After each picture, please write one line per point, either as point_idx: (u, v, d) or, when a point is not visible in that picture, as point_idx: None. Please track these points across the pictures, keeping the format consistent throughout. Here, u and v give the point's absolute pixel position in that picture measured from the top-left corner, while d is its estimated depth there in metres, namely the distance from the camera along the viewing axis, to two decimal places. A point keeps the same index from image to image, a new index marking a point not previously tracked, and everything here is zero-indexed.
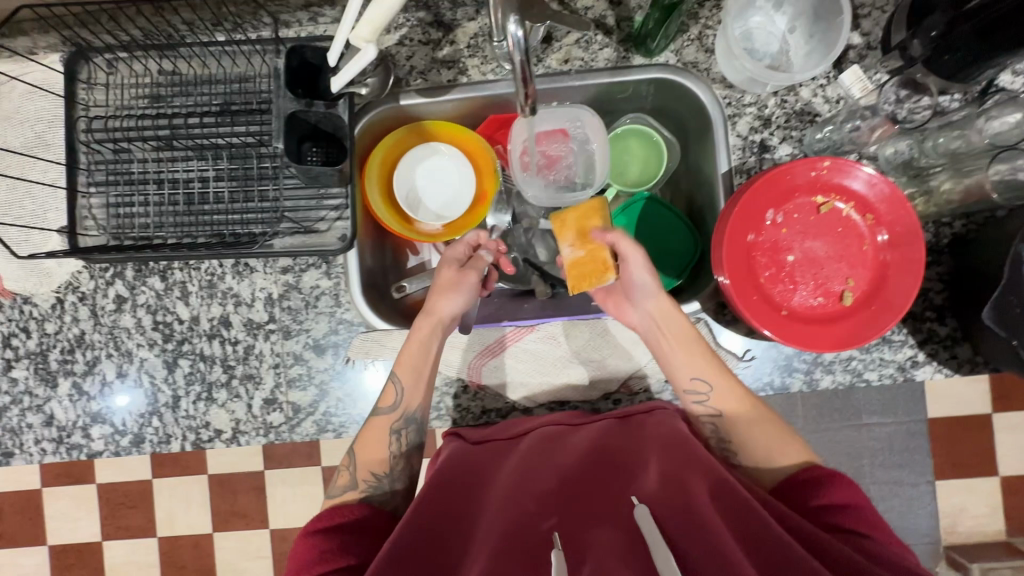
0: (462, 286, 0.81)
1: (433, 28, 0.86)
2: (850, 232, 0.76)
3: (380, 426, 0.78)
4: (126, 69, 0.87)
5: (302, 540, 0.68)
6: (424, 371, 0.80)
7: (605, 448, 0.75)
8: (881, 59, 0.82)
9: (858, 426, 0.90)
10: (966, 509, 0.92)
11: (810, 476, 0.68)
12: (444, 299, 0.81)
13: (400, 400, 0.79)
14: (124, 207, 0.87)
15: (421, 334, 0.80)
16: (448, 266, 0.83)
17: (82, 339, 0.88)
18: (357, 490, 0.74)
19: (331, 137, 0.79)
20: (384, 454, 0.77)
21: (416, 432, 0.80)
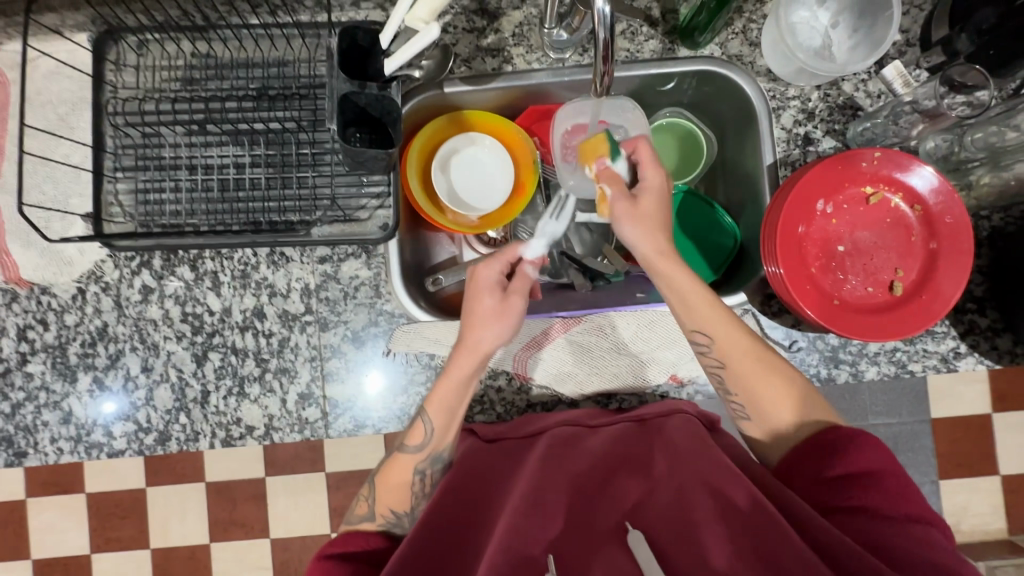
0: (508, 318, 0.74)
1: (477, 16, 0.85)
2: (898, 223, 0.77)
3: (405, 465, 0.73)
4: (159, 50, 0.84)
5: (316, 563, 0.65)
6: (458, 408, 0.75)
7: (622, 447, 0.74)
8: (922, 55, 0.83)
9: (864, 426, 0.86)
10: (968, 507, 0.89)
11: (825, 439, 0.65)
12: (487, 333, 0.73)
13: (428, 439, 0.74)
14: (153, 193, 0.83)
15: (460, 373, 0.74)
16: (488, 296, 0.74)
17: (105, 331, 0.84)
18: (375, 523, 0.72)
19: (377, 121, 0.75)
20: (405, 494, 0.74)
21: (442, 472, 0.75)
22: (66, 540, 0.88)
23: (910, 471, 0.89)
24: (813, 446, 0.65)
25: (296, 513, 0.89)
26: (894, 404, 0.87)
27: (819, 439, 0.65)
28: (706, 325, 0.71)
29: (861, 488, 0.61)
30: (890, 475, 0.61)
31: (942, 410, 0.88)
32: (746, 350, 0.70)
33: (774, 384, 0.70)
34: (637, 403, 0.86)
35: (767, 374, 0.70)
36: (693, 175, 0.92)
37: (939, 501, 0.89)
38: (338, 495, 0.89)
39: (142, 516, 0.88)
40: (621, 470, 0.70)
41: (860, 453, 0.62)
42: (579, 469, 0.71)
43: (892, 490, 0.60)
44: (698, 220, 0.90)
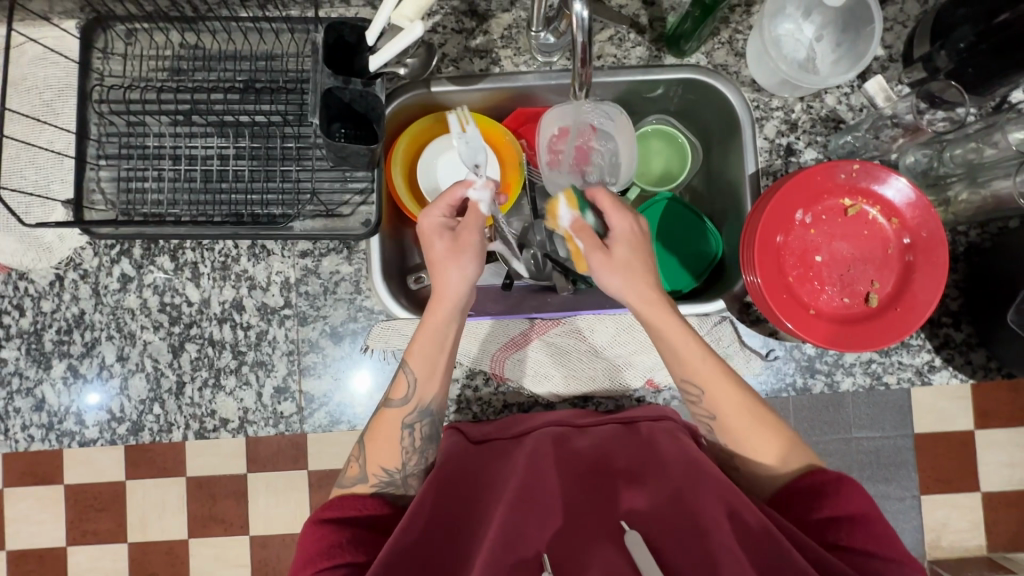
0: (470, 256, 0.72)
1: (466, 17, 0.86)
2: (875, 235, 0.78)
3: (392, 419, 0.72)
4: (147, 40, 0.84)
5: (311, 529, 0.64)
6: (439, 359, 0.73)
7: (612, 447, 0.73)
8: (903, 71, 0.84)
9: (847, 440, 0.87)
10: (950, 524, 0.88)
11: (811, 483, 0.65)
12: (452, 272, 0.72)
13: (413, 392, 0.73)
14: (136, 181, 0.83)
15: (437, 321, 0.73)
16: (440, 238, 0.73)
17: (81, 319, 0.84)
18: (369, 484, 0.70)
19: (362, 118, 0.75)
20: (394, 451, 0.71)
21: (431, 425, 0.74)
22: (35, 536, 0.87)
23: (893, 487, 0.88)
24: (802, 489, 0.65)
25: (271, 512, 0.86)
26: (879, 421, 0.87)
27: (800, 484, 0.65)
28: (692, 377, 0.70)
29: (842, 529, 0.61)
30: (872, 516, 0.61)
31: (925, 426, 0.87)
32: (736, 405, 0.70)
33: (760, 433, 0.69)
34: (614, 407, 0.85)
35: (753, 426, 0.70)
36: (678, 181, 0.92)
37: (920, 517, 0.88)
38: (318, 495, 0.86)
39: (112, 509, 0.86)
40: (613, 473, 0.69)
41: (844, 494, 0.63)
42: (569, 470, 0.69)
43: (878, 533, 0.60)
44: (681, 229, 0.90)
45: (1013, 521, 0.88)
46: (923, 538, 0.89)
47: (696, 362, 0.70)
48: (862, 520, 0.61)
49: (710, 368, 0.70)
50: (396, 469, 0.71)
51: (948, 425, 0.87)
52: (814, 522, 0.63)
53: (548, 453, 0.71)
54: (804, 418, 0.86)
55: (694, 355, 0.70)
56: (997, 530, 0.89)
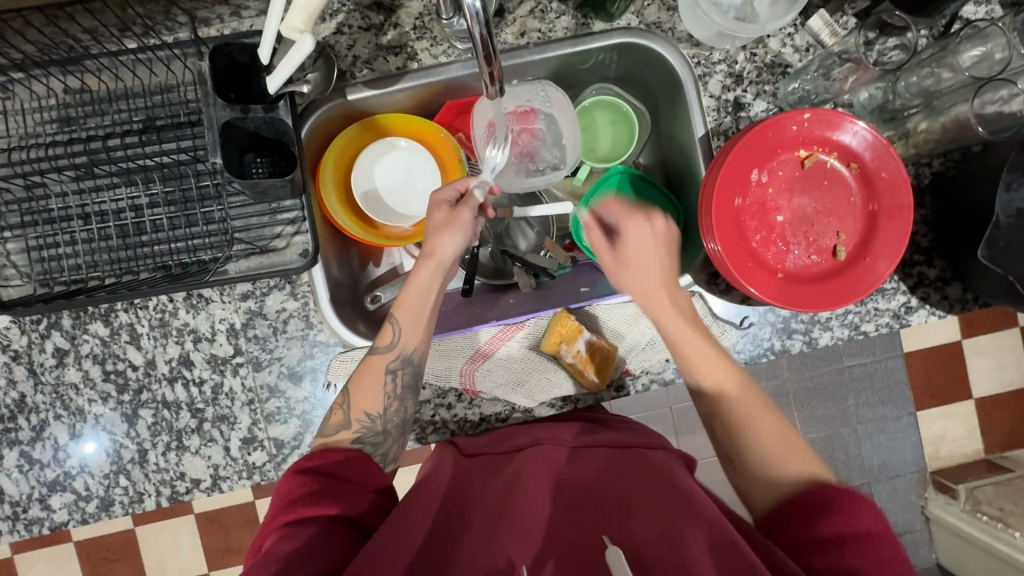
0: (461, 226, 0.73)
1: (372, 12, 0.78)
2: (836, 184, 0.74)
3: (376, 366, 0.68)
4: (25, 91, 0.76)
5: (289, 478, 0.59)
6: (426, 307, 0.72)
7: (607, 464, 0.67)
8: (846, 1, 0.79)
9: (840, 368, 1.03)
10: (947, 433, 1.09)
11: (813, 503, 0.56)
12: (443, 239, 0.72)
13: (398, 338, 0.69)
14: (48, 249, 0.76)
15: (427, 278, 0.72)
16: (439, 209, 0.73)
17: (23, 402, 0.79)
18: (351, 431, 0.65)
19: (275, 142, 0.71)
20: (376, 394, 0.68)
21: (413, 374, 0.70)
22: None
23: (893, 406, 1.07)
24: (805, 499, 0.57)
25: None
26: (868, 347, 1.03)
27: (803, 498, 0.57)
28: (686, 348, 0.73)
29: (844, 546, 0.51)
30: (881, 540, 0.51)
31: (913, 344, 1.07)
32: (740, 390, 0.70)
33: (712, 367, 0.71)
34: (593, 401, 0.83)
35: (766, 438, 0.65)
36: (629, 152, 0.88)
37: (921, 430, 1.08)
38: None
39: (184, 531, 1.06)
40: (609, 492, 0.62)
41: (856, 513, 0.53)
42: (564, 491, 0.63)
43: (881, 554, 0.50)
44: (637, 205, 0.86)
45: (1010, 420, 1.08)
46: (925, 450, 1.09)
47: (684, 334, 0.73)
48: (870, 541, 0.51)
49: (694, 332, 0.73)
50: (378, 414, 0.67)
51: (934, 340, 1.07)
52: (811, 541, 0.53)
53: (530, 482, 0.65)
54: (801, 361, 1.05)
55: (644, 259, 0.78)
56: (990, 430, 1.09)
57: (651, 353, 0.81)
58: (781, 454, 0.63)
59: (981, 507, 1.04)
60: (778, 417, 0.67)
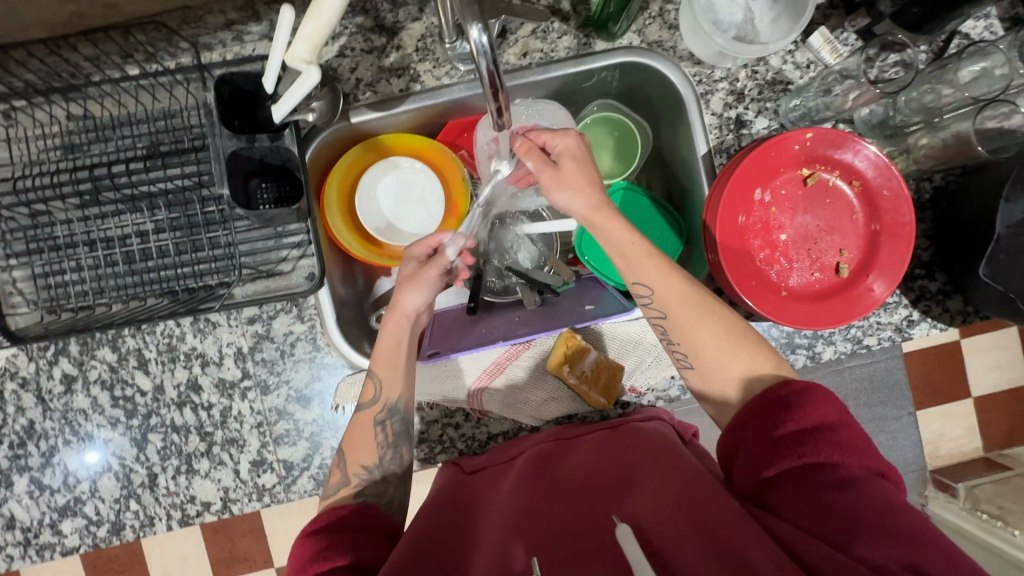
0: (427, 282, 0.71)
1: (374, 34, 0.78)
2: (838, 202, 0.75)
3: (364, 421, 0.69)
4: (28, 118, 0.76)
5: (300, 542, 0.60)
6: (402, 362, 0.71)
7: (600, 452, 0.70)
8: (847, 17, 0.79)
9: (839, 369, 0.98)
10: (944, 432, 1.08)
11: (776, 398, 0.57)
12: (408, 294, 0.70)
13: (380, 391, 0.69)
14: (54, 276, 0.76)
15: (395, 334, 0.71)
16: (408, 263, 0.73)
17: (32, 429, 0.79)
18: (352, 485, 0.66)
19: (280, 169, 0.71)
20: (371, 445, 0.68)
21: (403, 421, 0.70)
22: None
23: (893, 405, 1.02)
24: (769, 403, 0.58)
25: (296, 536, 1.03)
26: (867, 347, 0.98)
27: (769, 397, 0.58)
28: (646, 276, 0.66)
29: (804, 446, 0.54)
30: (841, 427, 0.54)
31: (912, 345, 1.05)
32: (685, 298, 0.65)
33: (706, 323, 0.65)
34: (600, 419, 0.83)
35: (725, 345, 0.64)
36: (631, 169, 0.87)
37: (922, 430, 1.07)
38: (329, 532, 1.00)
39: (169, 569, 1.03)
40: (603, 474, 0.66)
41: (814, 405, 0.56)
42: (563, 478, 0.67)
43: (846, 441, 0.53)
44: (643, 220, 0.85)
45: (1008, 418, 1.09)
46: (925, 449, 1.07)
47: (637, 254, 0.67)
48: (827, 432, 0.54)
49: (686, 299, 0.65)
50: (375, 463, 0.68)
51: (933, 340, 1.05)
52: (773, 440, 0.55)
53: (530, 479, 0.67)
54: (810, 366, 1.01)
55: (638, 254, 0.67)
56: (988, 428, 1.09)
57: (656, 370, 0.82)
58: (720, 350, 0.64)
59: (981, 506, 1.01)
60: (751, 344, 0.63)
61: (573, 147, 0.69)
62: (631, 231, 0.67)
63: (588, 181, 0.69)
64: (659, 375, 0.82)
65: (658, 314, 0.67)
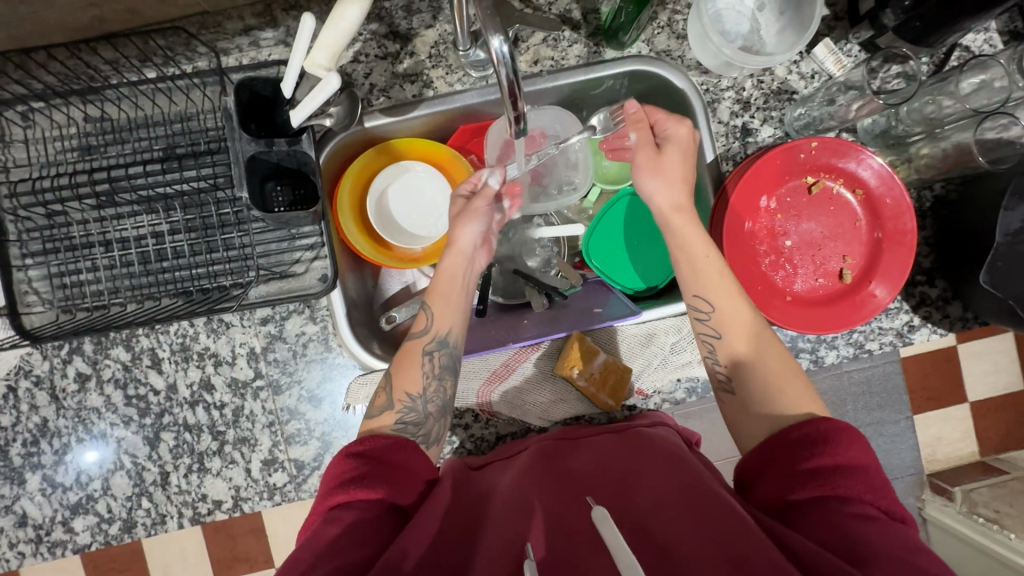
0: (477, 214, 0.77)
1: (388, 41, 0.80)
2: (842, 209, 0.77)
3: (413, 351, 0.70)
4: (47, 120, 0.77)
5: (340, 460, 0.61)
6: (457, 298, 0.74)
7: (605, 454, 0.71)
8: (851, 29, 0.81)
9: (837, 373, 1.00)
10: (942, 437, 1.09)
11: (816, 430, 0.58)
12: (462, 227, 0.77)
13: (432, 323, 0.72)
14: (70, 276, 0.77)
15: (450, 266, 0.76)
16: (457, 202, 0.80)
17: (45, 427, 0.80)
18: (393, 411, 0.67)
19: (297, 172, 0.73)
20: (416, 374, 0.69)
21: (450, 355, 0.72)
22: None
23: (889, 409, 1.04)
24: (806, 435, 0.58)
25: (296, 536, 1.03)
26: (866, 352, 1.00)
27: (807, 429, 0.59)
28: (709, 290, 0.69)
29: (830, 477, 0.55)
30: (869, 468, 0.56)
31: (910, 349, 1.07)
32: (745, 321, 0.68)
33: (761, 356, 0.67)
34: (607, 420, 0.84)
35: (771, 375, 0.65)
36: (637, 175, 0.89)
37: (920, 434, 1.09)
38: None
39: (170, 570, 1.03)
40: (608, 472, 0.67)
41: (847, 443, 0.57)
42: (569, 473, 0.68)
43: (870, 482, 0.55)
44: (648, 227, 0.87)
45: (1005, 423, 1.10)
46: (921, 453, 1.08)
47: (705, 265, 0.70)
48: (856, 470, 0.55)
49: (736, 315, 0.68)
50: (418, 393, 0.68)
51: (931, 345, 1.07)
52: (803, 469, 0.56)
53: (544, 474, 0.68)
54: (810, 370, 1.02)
55: (708, 267, 0.70)
56: (984, 433, 1.10)
57: (663, 373, 0.84)
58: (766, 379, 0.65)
59: (977, 510, 1.03)
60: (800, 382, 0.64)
61: (682, 138, 0.74)
62: (704, 243, 0.71)
63: (682, 176, 0.74)
64: (664, 378, 0.84)
65: (712, 332, 0.69)
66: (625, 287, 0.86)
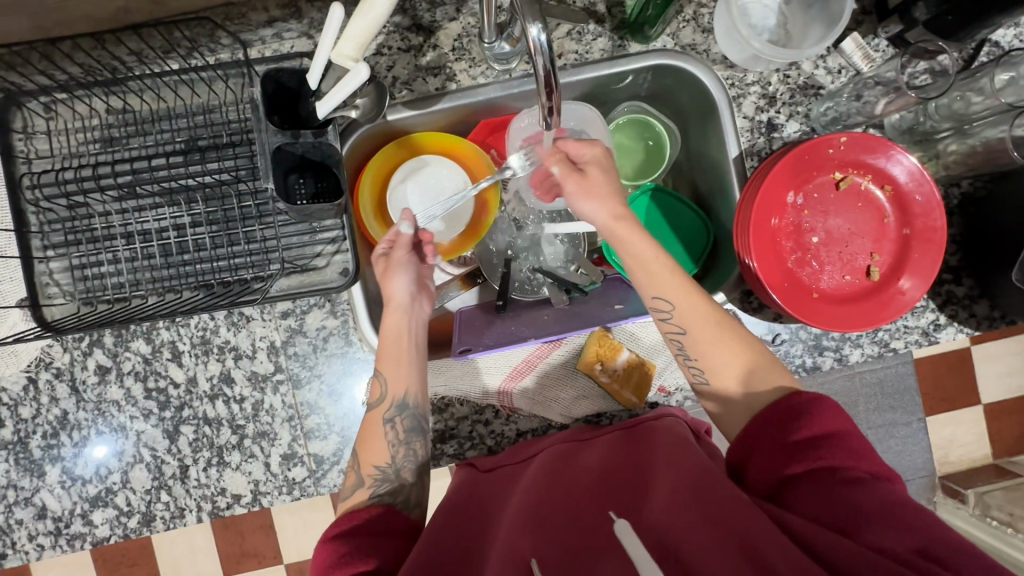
0: (400, 265, 0.75)
1: (411, 33, 0.79)
2: (870, 205, 0.76)
3: (374, 419, 0.71)
4: (69, 111, 0.77)
5: (322, 546, 0.60)
6: (405, 353, 0.73)
7: (613, 453, 0.70)
8: (879, 24, 0.80)
9: (851, 375, 0.97)
10: (955, 439, 1.08)
11: (787, 406, 0.59)
12: (391, 284, 0.74)
13: (386, 390, 0.71)
14: (91, 268, 0.77)
15: (393, 325, 0.74)
16: (377, 261, 0.77)
17: (66, 419, 0.80)
18: (365, 487, 0.67)
19: (320, 166, 0.71)
20: (382, 446, 0.69)
21: (412, 419, 0.71)
22: None
23: (902, 410, 1.03)
24: (776, 413, 0.59)
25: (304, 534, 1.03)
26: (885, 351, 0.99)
27: (783, 404, 0.59)
28: (666, 292, 0.68)
29: (816, 450, 0.55)
30: (848, 434, 0.56)
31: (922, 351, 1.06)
32: (707, 319, 0.67)
33: (730, 351, 0.66)
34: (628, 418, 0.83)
35: (743, 363, 0.65)
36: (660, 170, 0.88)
37: (935, 435, 1.08)
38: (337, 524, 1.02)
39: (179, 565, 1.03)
40: (615, 472, 0.66)
41: (822, 415, 0.57)
42: (574, 474, 0.67)
43: (852, 448, 0.55)
44: (672, 221, 0.86)
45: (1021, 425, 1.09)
46: (932, 456, 1.07)
47: (658, 269, 0.68)
48: (836, 438, 0.55)
49: (701, 319, 0.67)
50: (387, 464, 0.68)
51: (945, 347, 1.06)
52: (786, 446, 0.57)
53: (544, 473, 0.67)
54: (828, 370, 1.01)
55: (661, 269, 0.69)
56: (998, 436, 1.09)
57: (684, 370, 0.83)
58: (737, 366, 0.65)
59: (991, 512, 1.01)
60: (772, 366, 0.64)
61: (604, 160, 0.74)
62: (653, 245, 0.69)
63: (614, 190, 0.72)
64: (687, 375, 0.83)
65: (677, 330, 0.68)
66: None
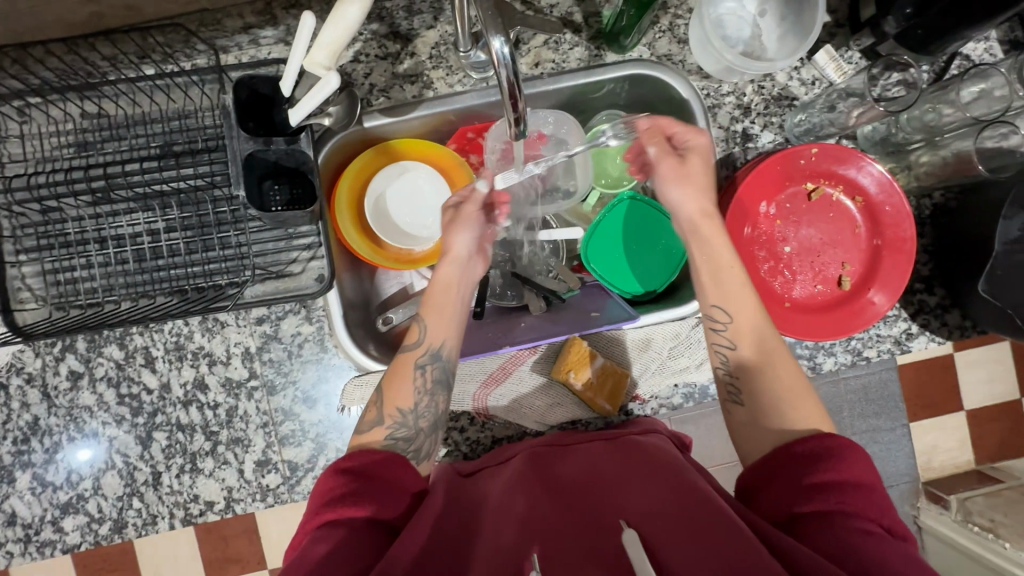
0: (468, 221, 0.76)
1: (389, 41, 0.80)
2: (841, 216, 0.77)
3: (407, 363, 0.69)
4: (43, 116, 0.76)
5: (327, 476, 0.59)
6: (452, 311, 0.73)
7: (598, 460, 0.69)
8: (852, 36, 0.81)
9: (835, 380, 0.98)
10: (938, 445, 1.09)
11: (814, 446, 0.57)
12: (457, 234, 0.75)
13: (425, 336, 0.70)
14: (64, 272, 0.76)
15: (446, 275, 0.74)
16: (445, 211, 0.77)
17: (37, 425, 0.79)
18: (383, 425, 0.65)
19: (295, 172, 0.72)
20: (409, 391, 0.67)
21: (443, 371, 0.70)
22: None
23: (883, 417, 1.03)
24: (805, 449, 0.57)
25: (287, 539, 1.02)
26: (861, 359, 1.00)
27: (806, 446, 0.58)
28: (727, 301, 0.69)
29: (837, 493, 0.53)
30: (875, 488, 0.54)
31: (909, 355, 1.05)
32: (764, 336, 0.67)
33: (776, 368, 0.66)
34: (603, 425, 0.84)
35: (782, 391, 0.64)
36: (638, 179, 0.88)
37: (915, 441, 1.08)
38: None
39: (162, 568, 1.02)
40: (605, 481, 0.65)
41: (850, 460, 0.55)
42: (564, 484, 0.65)
43: (874, 500, 0.53)
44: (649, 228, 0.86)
45: (1000, 432, 1.10)
46: (916, 461, 1.08)
47: (724, 262, 0.71)
48: (861, 488, 0.54)
49: (754, 331, 0.67)
50: (410, 409, 0.66)
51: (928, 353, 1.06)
52: (805, 483, 0.55)
53: (535, 482, 0.66)
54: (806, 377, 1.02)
55: (728, 269, 0.70)
56: (978, 442, 1.10)
57: (660, 378, 0.84)
58: (776, 396, 0.63)
59: (972, 518, 1.03)
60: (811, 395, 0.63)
61: (705, 150, 0.75)
62: (724, 242, 0.72)
63: (706, 184, 0.74)
64: (660, 382, 0.84)
65: (728, 341, 0.68)
66: (625, 292, 0.85)
